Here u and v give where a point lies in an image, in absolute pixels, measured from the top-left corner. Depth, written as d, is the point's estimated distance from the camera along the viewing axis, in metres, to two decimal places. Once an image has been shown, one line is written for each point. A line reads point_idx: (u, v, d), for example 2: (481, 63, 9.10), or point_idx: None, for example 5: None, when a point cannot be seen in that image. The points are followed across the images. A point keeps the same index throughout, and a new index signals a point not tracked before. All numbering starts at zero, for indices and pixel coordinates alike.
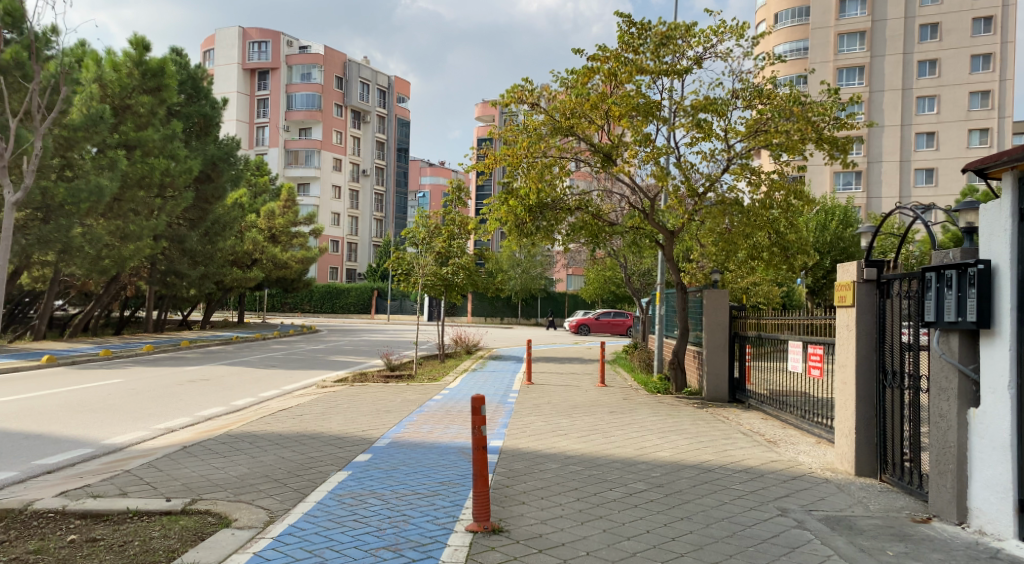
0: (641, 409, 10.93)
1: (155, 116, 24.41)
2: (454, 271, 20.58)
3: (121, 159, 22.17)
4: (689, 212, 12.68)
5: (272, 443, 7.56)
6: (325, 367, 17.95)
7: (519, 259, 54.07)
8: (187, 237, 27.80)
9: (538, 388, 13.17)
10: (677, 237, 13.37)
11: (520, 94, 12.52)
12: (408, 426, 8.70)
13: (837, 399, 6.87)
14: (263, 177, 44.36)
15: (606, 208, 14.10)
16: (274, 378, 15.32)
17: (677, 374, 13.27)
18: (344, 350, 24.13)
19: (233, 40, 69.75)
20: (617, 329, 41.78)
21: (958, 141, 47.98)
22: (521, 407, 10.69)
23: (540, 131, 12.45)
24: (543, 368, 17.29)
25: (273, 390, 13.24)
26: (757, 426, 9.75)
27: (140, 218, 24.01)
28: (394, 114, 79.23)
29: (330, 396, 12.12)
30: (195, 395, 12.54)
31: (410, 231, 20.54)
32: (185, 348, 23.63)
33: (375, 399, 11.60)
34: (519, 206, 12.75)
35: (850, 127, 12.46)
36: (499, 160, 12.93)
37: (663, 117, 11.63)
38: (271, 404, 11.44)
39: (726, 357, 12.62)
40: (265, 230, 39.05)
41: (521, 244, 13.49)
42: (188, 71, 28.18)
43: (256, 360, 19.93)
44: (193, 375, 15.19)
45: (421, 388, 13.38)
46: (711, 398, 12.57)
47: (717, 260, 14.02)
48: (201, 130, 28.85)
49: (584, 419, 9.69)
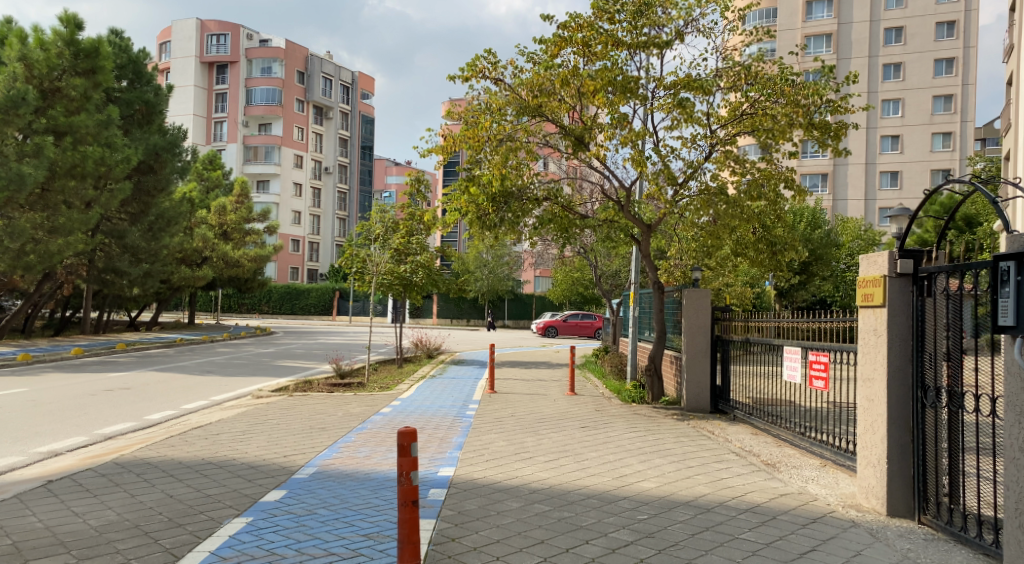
0: (617, 422, 9.65)
1: (89, 100, 22.32)
2: (412, 269, 19.13)
3: (49, 145, 20.21)
4: (668, 205, 11.41)
5: (164, 475, 6.05)
6: (267, 373, 16.32)
7: (486, 259, 52.70)
8: (127, 232, 25.92)
9: (501, 398, 11.79)
10: (654, 232, 12.08)
11: (481, 69, 11.11)
12: (341, 450, 7.25)
13: (861, 420, 5.66)
14: (215, 172, 42.27)
15: (577, 199, 12.75)
16: (206, 386, 13.65)
17: (653, 381, 12.02)
18: (294, 354, 22.45)
19: (190, 32, 67.30)
20: (585, 331, 40.71)
21: (923, 144, 47.97)
22: (480, 422, 9.30)
23: (504, 110, 11.14)
24: (506, 374, 15.89)
25: (200, 401, 11.61)
26: (748, 444, 8.55)
27: (73, 211, 22.05)
28: (358, 110, 77.22)
29: (262, 409, 10.57)
30: (106, 407, 10.86)
31: (365, 226, 19.03)
32: (120, 352, 21.72)
33: (313, 413, 10.10)
34: (481, 195, 11.36)
35: (843, 111, 11.39)
36: (461, 142, 11.53)
37: (642, 95, 10.34)
38: (191, 419, 9.84)
39: (707, 363, 11.41)
40: (216, 227, 37.11)
41: (482, 237, 12.09)
42: (127, 54, 26.13)
43: (193, 366, 18.16)
44: (113, 382, 13.45)
45: (370, 398, 11.90)
46: (691, 409, 11.39)
47: (698, 257, 12.80)
48: (143, 118, 26.77)
49: (554, 437, 8.34)
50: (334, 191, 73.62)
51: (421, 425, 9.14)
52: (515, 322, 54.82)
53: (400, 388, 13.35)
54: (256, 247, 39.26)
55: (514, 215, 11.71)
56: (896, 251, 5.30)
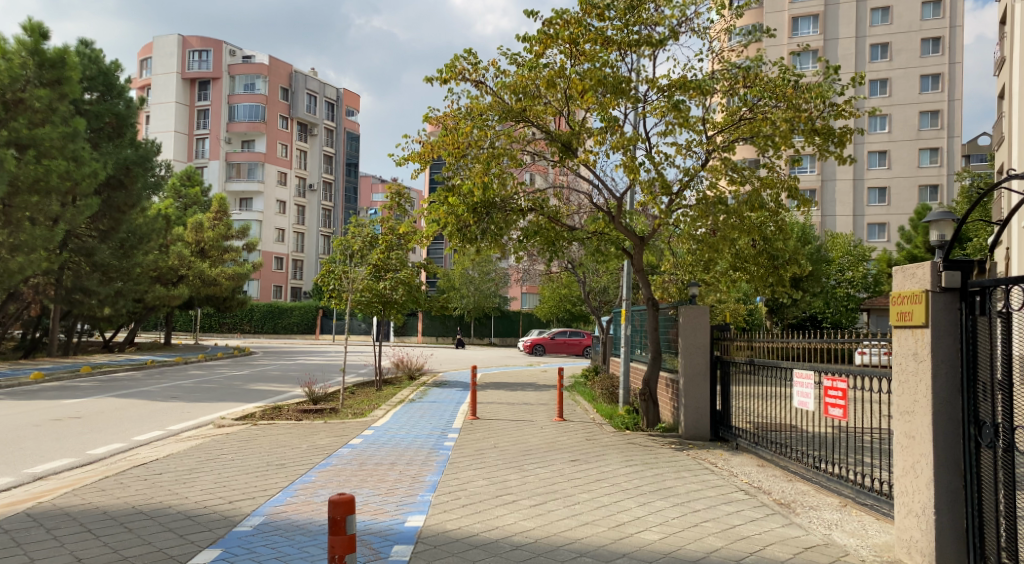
0: (610, 454, 8.77)
1: (54, 112, 21.27)
2: (393, 286, 18.21)
3: (10, 158, 19.16)
4: (661, 216, 10.67)
5: (79, 530, 5.08)
6: (236, 398, 15.28)
7: (473, 276, 51.89)
8: (97, 249, 24.69)
9: (484, 426, 10.85)
10: (647, 245, 11.31)
11: (461, 71, 10.34)
12: (298, 494, 6.33)
13: (899, 459, 4.85)
14: (194, 188, 41.22)
15: (564, 210, 11.98)
16: (166, 414, 12.59)
17: (647, 406, 11.16)
18: (270, 377, 21.38)
19: (172, 48, 66.46)
20: (574, 349, 39.85)
21: (910, 159, 47.83)
22: (459, 456, 8.39)
23: (486, 115, 10.43)
24: (491, 397, 14.98)
25: (155, 431, 10.58)
26: (757, 480, 7.69)
27: (37, 227, 20.92)
28: (343, 127, 76.42)
29: (220, 441, 9.56)
30: (48, 439, 9.82)
31: (343, 241, 18.09)
32: (85, 375, 20.53)
33: (275, 445, 9.13)
34: (461, 205, 10.57)
35: (848, 116, 10.73)
36: (439, 149, 10.78)
37: (634, 96, 9.57)
38: (140, 453, 8.81)
39: (707, 386, 10.60)
40: (193, 244, 36.02)
41: (464, 251, 11.26)
42: (98, 65, 25.14)
43: (159, 390, 17.04)
44: (65, 409, 12.36)
45: (341, 427, 10.92)
46: (689, 437, 10.54)
47: (693, 270, 12.06)
48: (114, 131, 25.75)
49: (541, 474, 7.44)
50: (318, 208, 72.59)
51: (394, 458, 8.24)
52: (502, 340, 53.93)
53: (376, 415, 12.38)
54: (235, 265, 38.22)
55: (497, 227, 10.90)
56: (940, 262, 4.52)
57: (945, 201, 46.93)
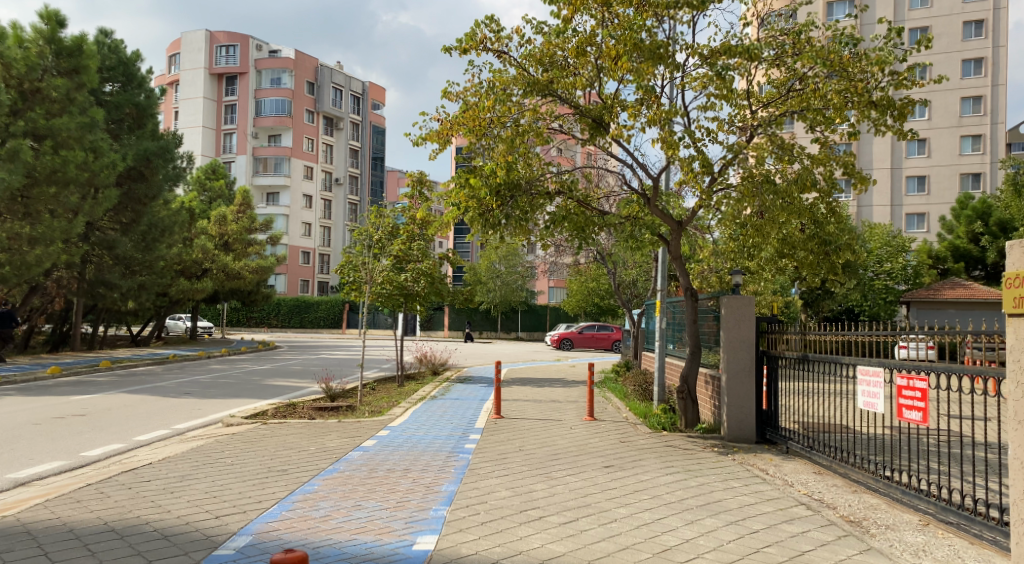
0: (647, 460, 7.89)
1: (72, 102, 20.85)
2: (414, 278, 17.47)
3: (26, 149, 18.72)
4: (701, 198, 9.79)
5: (33, 553, 4.34)
6: (251, 395, 14.66)
7: (499, 270, 51.23)
8: (118, 242, 24.29)
9: (509, 427, 10.02)
10: (685, 230, 10.37)
11: (482, 40, 9.50)
12: (294, 508, 5.56)
13: (1016, 477, 3.92)
14: (219, 182, 40.95)
15: (594, 194, 11.08)
16: (176, 411, 11.96)
17: (686, 405, 10.27)
18: (290, 372, 20.80)
19: (199, 43, 66.54)
20: (602, 344, 38.91)
21: (951, 147, 45.89)
22: (479, 461, 7.58)
23: (509, 89, 9.63)
24: (517, 394, 14.18)
25: (159, 431, 9.92)
26: (817, 492, 6.77)
27: (55, 219, 20.50)
28: (369, 121, 76.08)
29: (224, 441, 8.84)
30: (45, 440, 9.17)
31: (363, 232, 17.38)
32: (103, 370, 20.10)
33: (281, 447, 8.40)
34: (482, 187, 9.72)
35: (910, 86, 9.69)
36: (459, 127, 9.94)
37: (674, 62, 8.64)
38: (135, 455, 8.12)
39: (752, 384, 9.68)
40: (217, 237, 35.66)
41: (486, 239, 10.41)
42: (118, 54, 24.67)
43: (174, 385, 16.52)
44: (69, 407, 11.75)
45: (355, 426, 10.18)
46: (733, 439, 9.63)
47: (736, 258, 11.09)
48: (134, 121, 25.31)
49: (573, 484, 6.58)
50: (343, 202, 72.35)
51: (407, 463, 7.46)
52: (529, 334, 53.11)
53: (394, 413, 11.62)
54: (259, 258, 37.89)
55: (522, 212, 10.03)
56: None
57: (989, 190, 45.02)
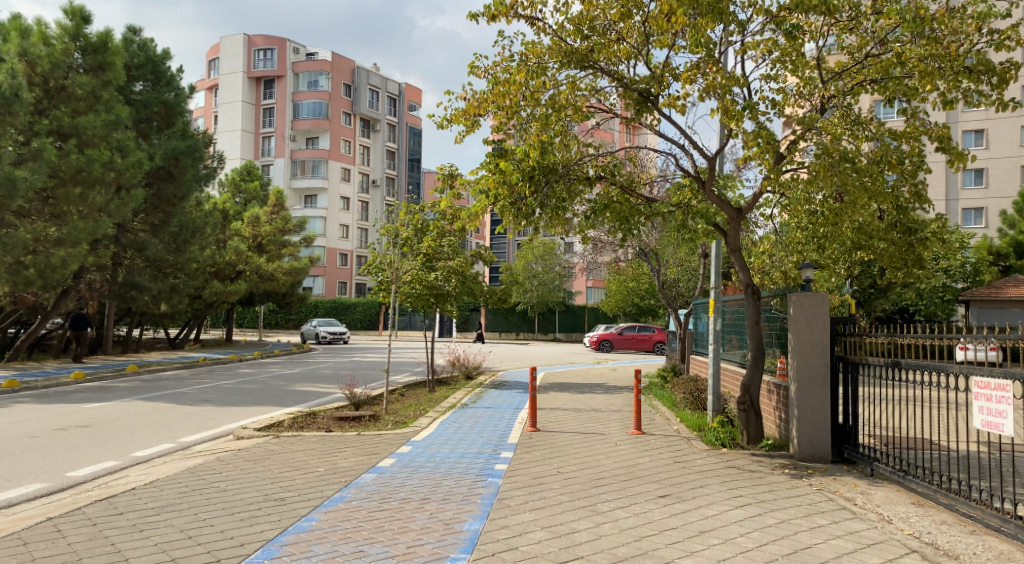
0: (709, 486, 6.67)
1: (98, 99, 20.43)
2: (444, 277, 16.45)
3: (49, 148, 18.28)
4: (766, 177, 8.60)
5: None
6: (271, 401, 13.81)
7: (536, 270, 50.30)
8: (149, 243, 23.71)
9: (546, 442, 8.90)
10: (745, 217, 9.10)
11: (513, 5, 8.42)
12: (278, 557, 4.48)
13: None
14: (253, 184, 40.65)
15: (640, 180, 9.86)
16: (189, 422, 11.12)
17: (748, 418, 9.01)
18: (320, 376, 19.99)
19: (237, 47, 66.88)
20: (643, 346, 37.47)
21: (1013, 138, 43.22)
22: (509, 489, 6.46)
23: (545, 61, 8.54)
24: (555, 402, 13.04)
25: (163, 446, 9.05)
26: (927, 533, 5.45)
27: (80, 220, 19.97)
28: (405, 122, 75.65)
29: (226, 459, 7.90)
30: (37, 455, 8.38)
31: (392, 229, 16.44)
32: (128, 375, 19.54)
33: (288, 466, 7.40)
34: (514, 171, 8.65)
35: (1014, 46, 8.28)
36: (488, 104, 8.88)
37: (735, 21, 7.47)
38: (126, 477, 7.21)
39: (827, 394, 8.40)
40: (251, 238, 35.21)
41: (520, 233, 9.28)
42: (146, 52, 24.18)
43: (196, 391, 15.77)
44: (78, 417, 11.01)
45: (374, 441, 9.16)
46: (805, 459, 8.34)
47: (803, 250, 9.78)
48: (163, 120, 24.84)
49: (622, 521, 5.41)
50: (380, 203, 72.03)
51: (424, 490, 6.38)
52: (567, 336, 51.78)
53: (420, 424, 10.60)
54: (293, 260, 37.50)
55: (559, 199, 8.87)
56: None
57: None
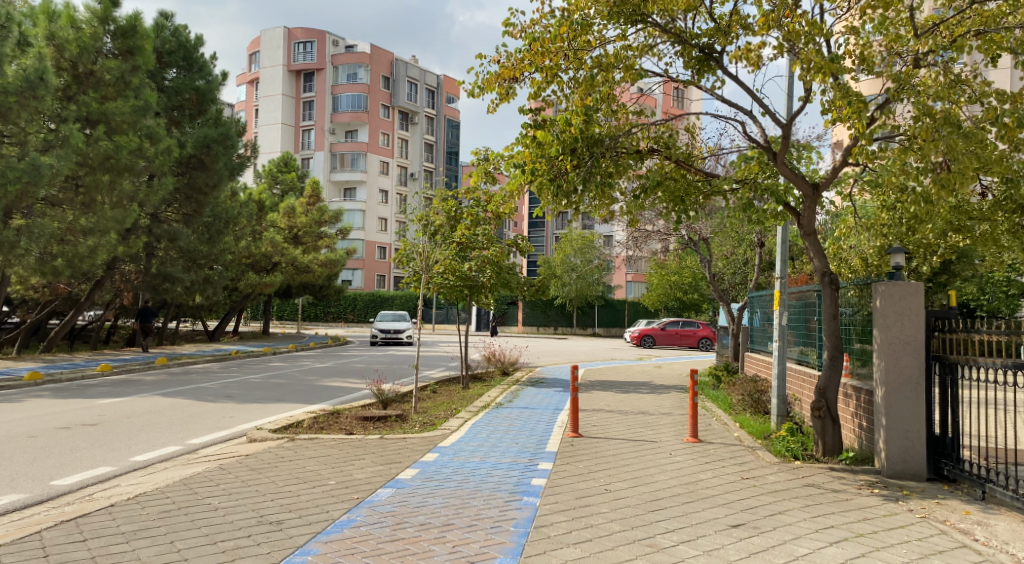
0: (791, 513, 5.52)
1: (128, 85, 19.96)
2: (479, 267, 15.50)
3: (76, 134, 17.78)
4: (849, 145, 7.35)
5: None
6: (295, 398, 12.99)
7: (575, 263, 49.18)
8: (181, 233, 23.40)
9: (590, 452, 7.84)
10: (822, 193, 7.86)
11: None
12: None
13: None
14: (291, 176, 40.40)
15: (699, 155, 8.71)
16: (204, 420, 10.36)
17: (824, 426, 7.80)
18: (351, 370, 19.27)
19: (277, 41, 66.79)
20: (687, 341, 36.08)
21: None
22: (548, 513, 5.41)
23: (592, 14, 7.47)
24: (598, 403, 11.98)
25: (169, 448, 8.28)
26: None
27: (109, 209, 19.53)
28: (444, 114, 74.96)
29: (229, 466, 7.02)
30: (29, 457, 7.66)
31: (425, 217, 15.51)
32: (157, 367, 19.06)
33: (296, 478, 6.49)
34: (553, 142, 7.67)
35: None
36: (524, 66, 7.81)
37: None
38: (115, 487, 6.40)
39: (921, 400, 7.13)
40: (286, 230, 34.84)
41: (561, 216, 8.22)
42: (178, 38, 23.69)
43: (220, 386, 15.11)
44: (88, 414, 10.35)
45: (397, 446, 8.20)
46: (895, 476, 7.10)
47: (889, 232, 8.50)
48: (195, 107, 24.37)
49: (689, 562, 4.31)
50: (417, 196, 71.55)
51: (447, 513, 5.35)
52: (607, 331, 50.63)
53: (451, 426, 9.64)
54: (329, 252, 36.96)
55: (605, 174, 7.70)
56: None
57: None
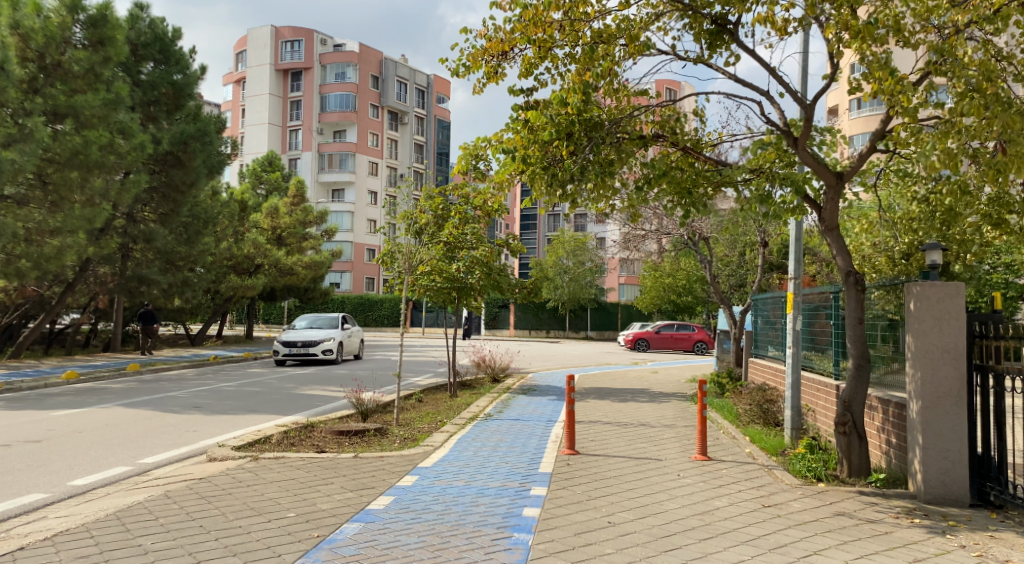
0: (829, 554, 4.66)
1: (99, 77, 18.99)
2: (467, 268, 14.62)
3: (41, 126, 16.73)
4: (880, 127, 6.57)
5: None
6: (269, 408, 12.07)
7: (567, 265, 48.48)
8: (157, 233, 22.45)
9: (588, 473, 6.97)
10: (847, 181, 7.01)
11: None
12: None
13: None
14: (276, 176, 39.40)
15: (707, 143, 7.87)
16: (163, 434, 9.44)
17: (850, 444, 6.97)
18: (334, 376, 18.38)
19: (265, 40, 65.71)
20: (682, 345, 35.33)
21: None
22: (542, 557, 4.52)
23: None
24: (594, 413, 11.13)
25: (116, 470, 7.36)
26: None
27: (79, 207, 18.49)
28: (434, 115, 74.05)
29: (177, 493, 6.11)
30: None
31: (410, 215, 14.57)
32: (128, 374, 18.07)
33: (250, 508, 5.58)
34: (547, 125, 6.83)
35: None
36: (516, 38, 6.98)
37: None
38: (39, 521, 5.50)
39: (963, 416, 6.31)
40: (270, 230, 33.85)
41: (556, 210, 7.32)
42: (154, 30, 22.78)
43: (191, 395, 14.17)
44: (37, 428, 9.42)
45: (372, 467, 7.29)
46: (934, 502, 6.27)
47: (918, 227, 7.74)
48: (172, 103, 23.38)
49: None
50: None
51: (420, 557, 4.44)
52: (599, 334, 49.88)
53: (433, 441, 8.76)
54: (315, 253, 35.92)
55: (606, 162, 6.82)
56: None
57: None
